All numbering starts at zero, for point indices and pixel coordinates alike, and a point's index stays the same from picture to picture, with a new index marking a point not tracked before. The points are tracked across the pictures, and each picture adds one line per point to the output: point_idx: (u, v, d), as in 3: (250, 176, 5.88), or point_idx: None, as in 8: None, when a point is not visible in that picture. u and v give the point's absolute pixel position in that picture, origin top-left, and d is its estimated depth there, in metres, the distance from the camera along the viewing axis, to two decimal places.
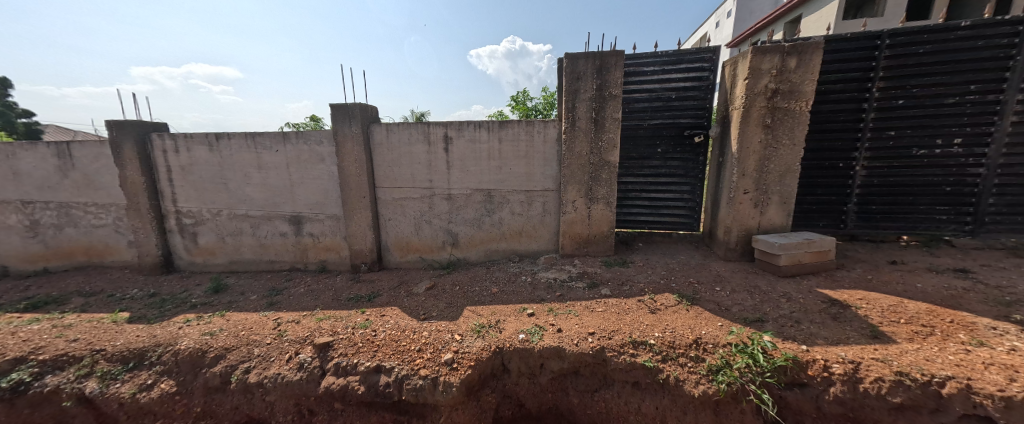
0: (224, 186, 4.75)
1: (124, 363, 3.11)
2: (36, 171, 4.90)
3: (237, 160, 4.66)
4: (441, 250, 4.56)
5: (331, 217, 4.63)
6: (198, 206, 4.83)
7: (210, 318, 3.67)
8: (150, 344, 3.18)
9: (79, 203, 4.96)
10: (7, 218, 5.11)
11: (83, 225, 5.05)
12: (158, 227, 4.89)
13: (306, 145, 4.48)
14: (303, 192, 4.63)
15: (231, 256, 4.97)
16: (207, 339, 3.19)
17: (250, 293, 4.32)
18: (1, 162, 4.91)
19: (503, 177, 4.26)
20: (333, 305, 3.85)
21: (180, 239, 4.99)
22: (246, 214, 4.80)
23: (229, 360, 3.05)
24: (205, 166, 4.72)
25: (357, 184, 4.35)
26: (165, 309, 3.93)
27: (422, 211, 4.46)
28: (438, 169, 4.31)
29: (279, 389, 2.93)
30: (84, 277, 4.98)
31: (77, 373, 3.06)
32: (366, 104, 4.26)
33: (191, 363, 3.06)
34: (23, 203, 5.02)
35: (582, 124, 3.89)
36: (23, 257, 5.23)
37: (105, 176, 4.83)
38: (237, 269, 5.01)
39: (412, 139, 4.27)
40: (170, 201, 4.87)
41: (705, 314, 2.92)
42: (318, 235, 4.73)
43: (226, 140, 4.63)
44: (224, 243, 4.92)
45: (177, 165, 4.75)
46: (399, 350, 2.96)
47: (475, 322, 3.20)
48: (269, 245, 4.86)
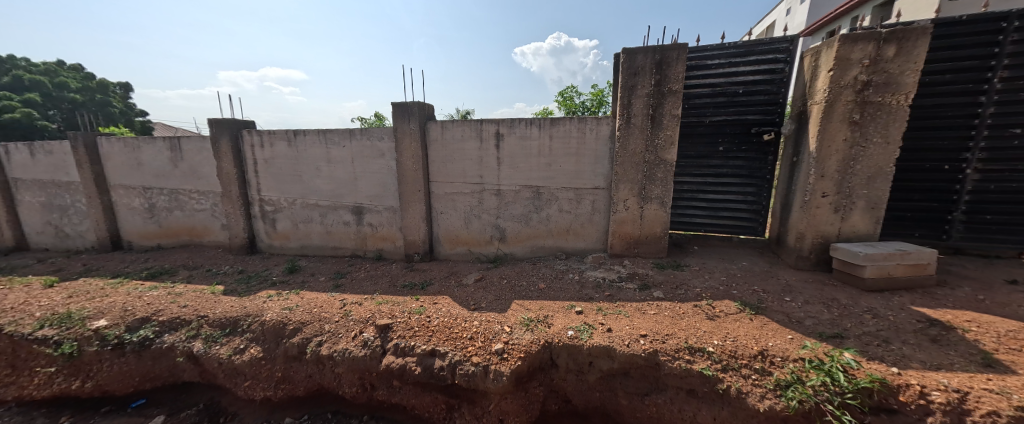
0: (299, 178, 5.28)
1: (222, 328, 3.59)
2: (154, 162, 5.81)
3: (310, 155, 5.16)
4: (488, 244, 4.70)
5: (389, 208, 4.97)
6: (277, 195, 5.42)
7: (288, 295, 4.13)
8: (242, 314, 3.66)
9: (186, 190, 5.80)
10: (133, 201, 6.11)
11: (189, 209, 5.89)
12: (245, 212, 5.56)
13: (369, 141, 4.84)
14: (365, 185, 5.00)
15: (302, 241, 5.52)
16: (287, 314, 3.60)
17: (319, 275, 4.78)
18: (129, 154, 5.88)
19: (553, 174, 4.27)
20: (390, 290, 4.15)
21: (262, 224, 5.64)
22: (316, 204, 5.30)
23: (305, 333, 3.41)
24: (284, 160, 5.28)
25: (413, 178, 4.61)
26: (252, 285, 4.49)
27: (471, 206, 4.62)
28: (489, 166, 4.43)
29: (346, 362, 3.22)
30: (187, 254, 5.83)
31: (186, 334, 3.58)
32: (423, 102, 4.49)
33: (274, 333, 3.47)
34: (145, 189, 5.98)
35: (638, 120, 3.77)
36: (143, 234, 6.23)
37: (206, 168, 5.60)
38: (307, 253, 5.56)
39: (465, 135, 4.43)
40: (255, 190, 5.51)
41: (771, 325, 2.73)
42: (376, 225, 5.10)
43: (302, 136, 5.15)
44: (297, 229, 5.48)
45: (261, 158, 5.37)
46: (452, 337, 3.12)
47: (523, 316, 3.28)
48: (334, 232, 5.33)
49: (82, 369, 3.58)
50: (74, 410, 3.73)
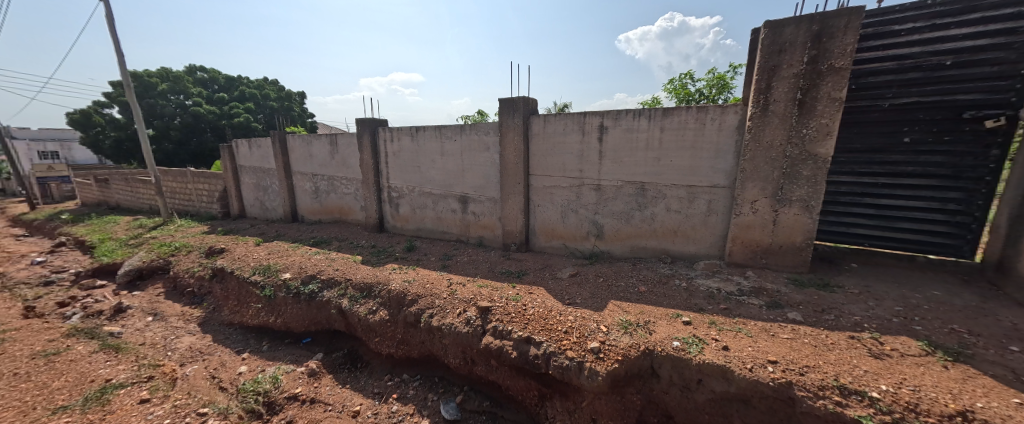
0: (418, 169, 6.00)
1: (361, 291, 4.36)
2: (319, 154, 7.33)
3: (428, 148, 5.80)
4: (584, 240, 4.58)
5: (490, 199, 5.27)
6: (401, 184, 6.27)
7: (407, 269, 4.78)
8: (375, 281, 4.38)
9: (339, 176, 7.17)
10: (305, 184, 7.85)
11: (340, 192, 7.27)
12: (377, 197, 6.60)
13: (476, 135, 5.20)
14: (471, 176, 5.40)
15: (418, 224, 6.28)
16: (407, 286, 4.17)
17: (431, 255, 5.38)
18: (304, 147, 7.55)
19: (661, 169, 3.91)
20: (490, 275, 4.43)
21: (388, 207, 6.60)
22: (430, 192, 5.94)
23: (420, 304, 3.90)
24: (407, 153, 6.07)
25: (515, 171, 4.79)
26: (381, 258, 5.33)
27: (569, 200, 4.56)
28: (590, 159, 4.29)
29: (452, 336, 3.57)
30: (337, 228, 7.23)
31: (337, 292, 4.46)
32: (528, 97, 4.59)
33: (397, 302, 4.06)
34: (313, 175, 7.61)
35: (779, 107, 3.15)
36: (310, 211, 7.96)
37: (352, 159, 6.83)
38: (421, 235, 6.30)
39: (567, 129, 4.37)
40: (385, 179, 6.48)
41: (981, 380, 2.02)
42: (479, 214, 5.46)
43: (422, 131, 5.82)
44: (415, 213, 6.25)
45: (390, 151, 6.27)
46: (546, 328, 3.16)
47: (621, 318, 3.12)
48: (444, 218, 5.91)
49: (276, 308, 4.74)
50: (272, 339, 4.73)
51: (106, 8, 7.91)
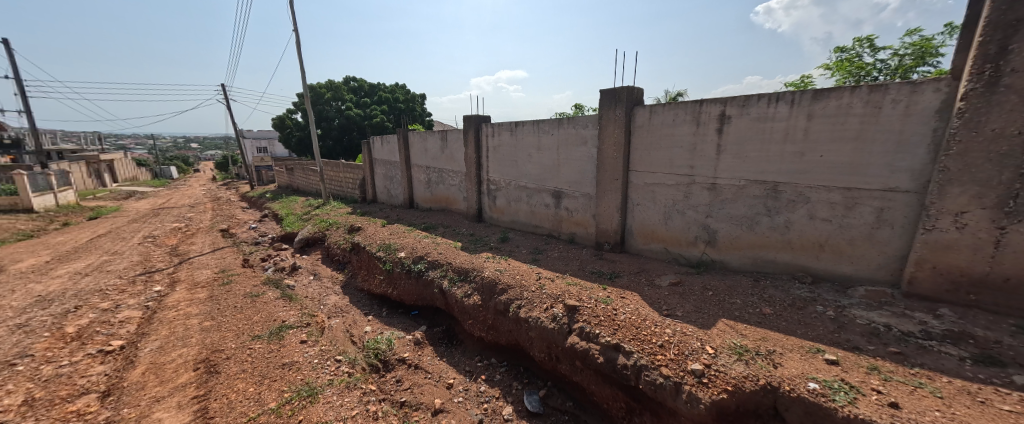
0: (515, 163, 6.14)
1: (459, 275, 4.69)
2: (432, 148, 8.14)
3: (525, 143, 5.88)
4: (691, 246, 4.02)
5: (585, 195, 5.05)
6: (499, 177, 6.50)
7: (499, 259, 4.95)
8: (472, 267, 4.66)
9: (447, 169, 7.84)
10: (419, 175, 8.82)
11: (447, 183, 7.94)
12: (478, 189, 6.99)
13: (574, 129, 5.03)
14: (567, 171, 5.25)
15: (512, 216, 6.44)
16: (498, 276, 4.32)
17: (522, 247, 5.45)
18: (420, 143, 8.48)
19: (803, 167, 3.16)
20: (580, 274, 4.25)
21: (487, 199, 6.93)
22: (525, 186, 6.01)
23: (509, 294, 3.99)
24: (506, 147, 6.27)
25: (613, 167, 4.48)
26: (478, 246, 5.63)
27: (675, 200, 4.06)
28: (706, 154, 3.72)
29: (538, 329, 3.54)
30: (443, 216, 7.93)
31: (440, 273, 4.89)
32: (633, 86, 4.21)
33: (490, 289, 4.23)
34: (426, 168, 8.51)
35: (1023, 79, 2.15)
36: (422, 199, 8.93)
37: (458, 153, 7.38)
38: (514, 228, 6.44)
39: (678, 119, 3.88)
40: (484, 172, 6.82)
41: None
42: (572, 210, 5.30)
43: (521, 126, 5.91)
44: (510, 206, 6.43)
45: (490, 146, 6.56)
46: (639, 338, 2.87)
47: (733, 341, 2.64)
48: (537, 212, 5.92)
49: (392, 281, 5.41)
50: (390, 307, 5.41)
51: (297, 35, 10.21)
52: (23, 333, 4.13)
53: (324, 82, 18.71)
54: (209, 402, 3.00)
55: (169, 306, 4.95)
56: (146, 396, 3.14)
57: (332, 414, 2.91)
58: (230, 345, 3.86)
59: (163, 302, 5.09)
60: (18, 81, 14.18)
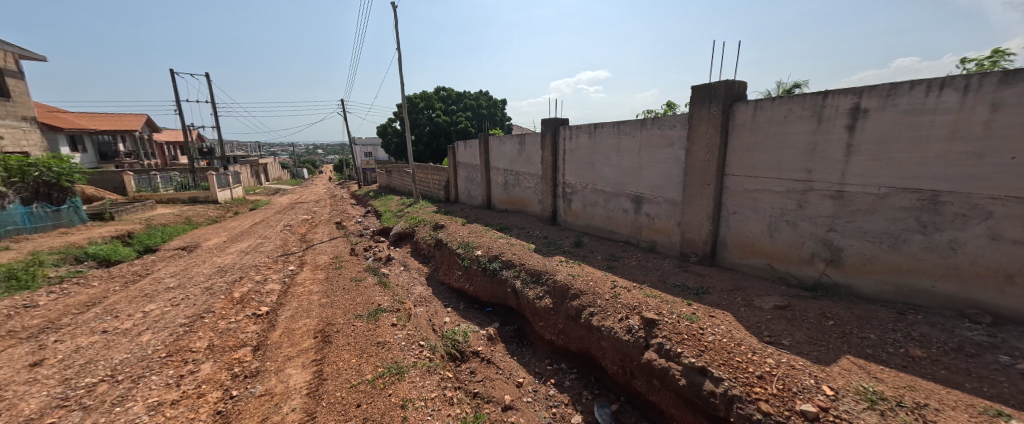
0: (592, 166, 5.97)
1: (532, 277, 4.75)
2: (510, 152, 8.41)
3: (604, 145, 5.69)
4: (804, 264, 3.43)
5: (669, 201, 4.66)
6: (575, 180, 6.40)
7: (573, 264, 4.87)
8: (545, 270, 4.67)
9: (524, 172, 7.99)
10: (497, 178, 9.15)
11: (523, 186, 8.08)
12: (553, 192, 6.98)
13: (659, 130, 4.69)
14: (649, 174, 4.92)
15: (587, 221, 6.27)
16: (571, 280, 4.26)
17: (597, 253, 5.27)
18: (499, 147, 8.82)
19: (982, 172, 2.44)
20: (661, 286, 3.94)
21: (562, 202, 6.88)
22: (603, 190, 5.81)
23: (582, 300, 3.89)
24: (583, 150, 6.14)
25: (704, 170, 4.05)
26: (551, 249, 5.62)
27: (784, 209, 3.49)
28: (829, 155, 3.13)
29: (611, 340, 3.38)
30: (518, 217, 8.09)
31: (513, 273, 5.02)
32: (732, 80, 3.75)
33: (561, 293, 4.20)
34: (503, 170, 8.80)
35: None
36: (499, 200, 9.24)
37: (535, 156, 7.48)
38: (589, 232, 6.26)
39: (791, 116, 3.34)
40: (560, 175, 6.78)
41: None
42: (654, 216, 4.94)
43: (600, 128, 5.74)
44: (585, 210, 6.27)
45: (567, 149, 6.51)
46: (731, 365, 2.53)
47: (863, 384, 2.16)
48: (614, 217, 5.67)
49: (470, 276, 5.71)
50: (466, 302, 5.68)
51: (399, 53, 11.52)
52: (207, 294, 5.40)
53: (418, 93, 20.61)
54: (324, 367, 3.52)
55: (299, 283, 5.99)
56: (282, 354, 3.82)
57: (415, 393, 3.16)
58: (340, 321, 4.50)
59: (295, 279, 6.18)
60: (213, 103, 18.75)
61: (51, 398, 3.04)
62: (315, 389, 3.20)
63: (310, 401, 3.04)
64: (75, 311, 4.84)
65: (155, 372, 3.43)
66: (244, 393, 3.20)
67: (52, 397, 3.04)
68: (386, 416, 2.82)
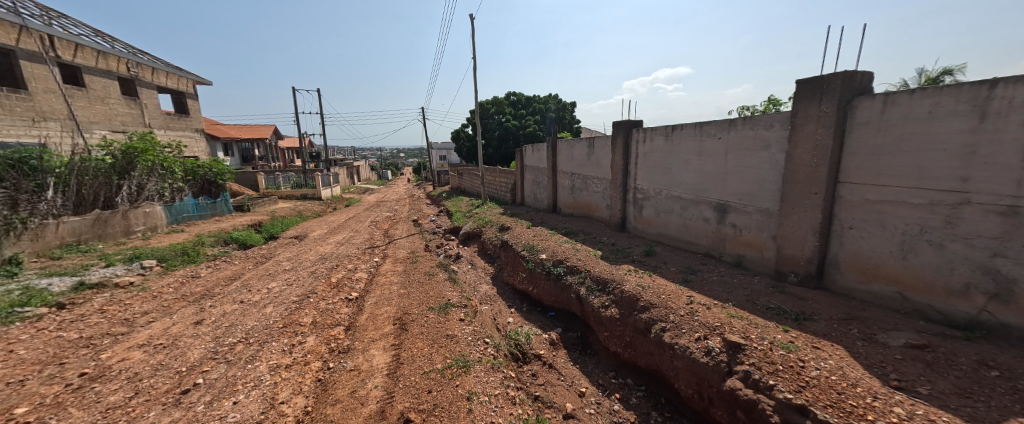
0: (668, 171, 5.58)
1: (597, 285, 4.62)
2: (578, 155, 8.29)
3: (683, 148, 5.28)
4: (953, 296, 2.75)
5: (762, 211, 4.14)
6: (648, 185, 6.05)
7: (643, 274, 4.60)
8: (611, 279, 4.51)
9: (592, 176, 7.80)
10: (564, 181, 9.07)
11: (591, 190, 7.89)
12: (623, 197, 6.68)
13: (753, 131, 4.20)
14: (737, 180, 4.44)
15: (660, 229, 5.87)
16: (641, 291, 4.03)
17: (671, 264, 4.90)
18: (568, 151, 8.74)
19: None
20: (748, 306, 3.51)
21: (632, 208, 6.55)
22: (680, 196, 5.39)
23: (652, 314, 3.66)
24: (658, 153, 5.78)
25: (810, 177, 3.51)
26: (619, 257, 5.39)
27: (924, 226, 2.85)
28: (997, 160, 2.48)
29: (686, 360, 3.11)
30: (585, 222, 7.90)
31: (578, 279, 4.93)
32: (853, 71, 3.20)
33: (629, 304, 4.00)
34: (571, 174, 8.70)
35: None
36: (565, 204, 9.14)
37: (604, 160, 7.25)
38: (662, 241, 5.85)
39: (938, 111, 2.73)
40: (631, 180, 6.47)
41: None
42: (742, 227, 4.42)
43: (679, 130, 5.35)
44: (658, 217, 5.88)
45: (641, 152, 6.18)
46: (843, 408, 2.14)
47: None
48: (692, 227, 5.21)
49: (533, 279, 5.75)
50: (529, 304, 5.70)
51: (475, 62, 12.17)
52: (312, 277, 6.30)
53: (490, 98, 21.34)
54: (402, 351, 3.86)
55: (383, 273, 6.65)
56: (367, 336, 4.28)
57: (480, 387, 3.28)
58: (415, 311, 4.89)
59: (379, 270, 6.88)
60: None
61: (206, 351, 3.83)
62: (393, 371, 3.52)
63: (389, 381, 3.35)
64: (222, 283, 6.03)
65: (274, 339, 4.11)
66: (338, 366, 3.66)
67: (206, 350, 3.83)
68: (454, 406, 2.97)
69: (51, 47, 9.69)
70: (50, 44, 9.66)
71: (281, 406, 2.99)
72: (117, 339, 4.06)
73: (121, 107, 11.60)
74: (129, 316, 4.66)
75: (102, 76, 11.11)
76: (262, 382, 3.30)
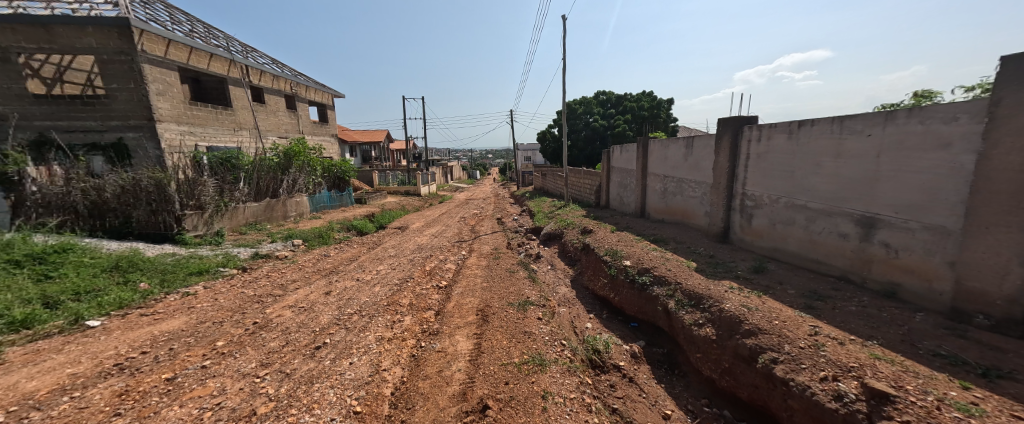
0: (791, 175, 4.77)
1: (689, 300, 4.21)
2: (674, 157, 7.64)
3: (813, 148, 4.46)
4: None
5: (931, 228, 3.26)
6: (762, 191, 5.26)
7: (750, 293, 4.02)
8: (708, 295, 4.07)
9: (688, 179, 7.12)
10: (656, 185, 8.45)
11: (686, 195, 7.20)
12: (727, 205, 5.94)
13: (921, 127, 3.33)
14: (893, 189, 3.57)
15: (775, 243, 5.06)
16: (745, 313, 3.54)
17: (787, 286, 4.18)
18: (662, 151, 8.11)
19: None
20: (901, 349, 2.80)
21: (738, 217, 5.77)
22: (806, 206, 4.56)
23: (759, 341, 3.20)
24: (778, 154, 4.98)
25: (1018, 187, 2.64)
26: (719, 271, 4.81)
27: None
28: None
29: (805, 402, 2.63)
30: (678, 230, 7.23)
31: (667, 291, 4.56)
32: None
33: (729, 325, 3.55)
34: (664, 177, 8.07)
35: None
36: (655, 209, 8.49)
37: (705, 161, 6.54)
38: (778, 257, 5.03)
39: None
40: (740, 185, 5.70)
41: None
42: (897, 247, 3.54)
43: (809, 126, 4.52)
44: (773, 229, 5.07)
45: (755, 153, 5.40)
46: None
47: None
48: (821, 243, 4.36)
49: (616, 286, 5.50)
50: (610, 311, 5.46)
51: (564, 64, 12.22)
52: (410, 264, 7.10)
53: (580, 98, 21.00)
54: (484, 341, 4.10)
55: (469, 266, 7.13)
56: (453, 322, 4.66)
57: (555, 388, 3.29)
58: (496, 305, 5.14)
59: (466, 263, 7.40)
60: None
61: (332, 317, 4.64)
62: (475, 358, 3.76)
63: (471, 367, 3.59)
64: (344, 262, 7.23)
65: (379, 315, 4.76)
66: (428, 346, 4.06)
67: (332, 317, 4.65)
68: (529, 401, 3.06)
69: (247, 74, 12.81)
70: (247, 73, 12.82)
71: (384, 372, 3.46)
72: (275, 299, 5.20)
73: (285, 118, 14.78)
74: (283, 281, 5.93)
75: (275, 95, 14.31)
76: (370, 350, 3.86)
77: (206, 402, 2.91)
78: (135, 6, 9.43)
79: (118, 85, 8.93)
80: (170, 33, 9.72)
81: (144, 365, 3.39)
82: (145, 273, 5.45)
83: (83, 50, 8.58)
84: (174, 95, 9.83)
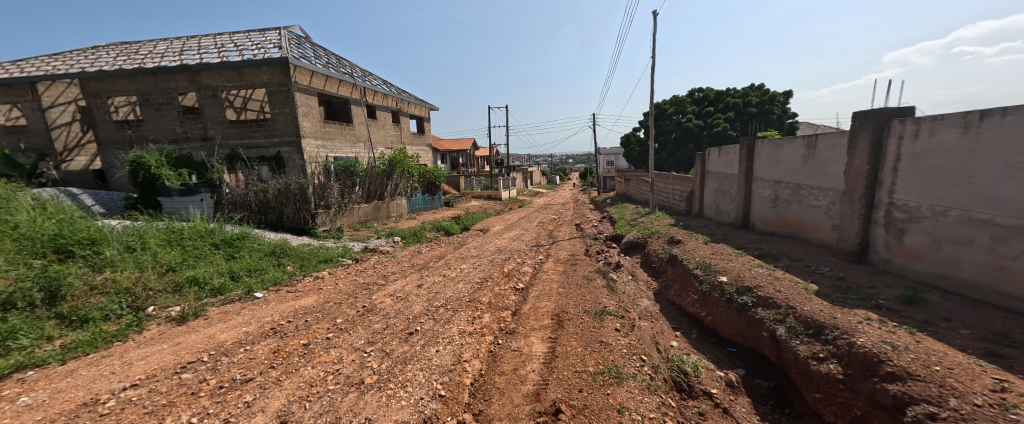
0: (967, 181, 3.69)
1: (807, 328, 3.58)
2: (789, 159, 6.57)
3: (1004, 145, 3.39)
4: None
5: None
6: (919, 201, 4.19)
7: (896, 328, 3.24)
8: (832, 324, 3.42)
9: (809, 186, 6.04)
10: (764, 191, 7.36)
11: (806, 204, 6.11)
12: (865, 217, 4.87)
13: None
14: None
15: (941, 267, 3.97)
16: (885, 351, 2.89)
17: (958, 324, 3.24)
18: (773, 153, 7.04)
19: None
20: None
21: (882, 233, 4.68)
22: (993, 221, 3.48)
23: (908, 389, 2.57)
24: (944, 153, 3.92)
25: None
26: (850, 297, 3.97)
27: None
28: None
29: None
30: (794, 245, 6.16)
31: (775, 315, 3.96)
32: None
33: (863, 365, 2.93)
34: (775, 183, 6.98)
35: None
36: (763, 219, 7.39)
37: (833, 164, 5.47)
38: (944, 285, 3.94)
39: None
40: (885, 193, 4.62)
41: None
42: None
43: (997, 117, 3.46)
44: (938, 249, 3.98)
45: (908, 153, 4.33)
46: None
47: None
48: (1018, 271, 3.29)
49: (709, 304, 4.97)
50: (700, 331, 4.93)
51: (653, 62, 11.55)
52: (491, 265, 7.51)
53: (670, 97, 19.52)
54: (559, 345, 4.13)
55: (546, 271, 7.21)
56: (529, 324, 4.78)
57: (633, 404, 3.15)
58: (572, 311, 5.10)
59: (543, 267, 7.48)
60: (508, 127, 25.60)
61: (422, 308, 5.19)
62: (549, 361, 3.81)
63: (545, 369, 3.66)
64: (433, 259, 8.00)
65: (462, 310, 5.15)
66: (505, 344, 4.25)
67: (422, 307, 5.20)
68: (603, 413, 2.98)
69: (364, 95, 15.12)
70: (365, 94, 15.13)
71: (465, 363, 3.74)
72: (378, 287, 6.03)
73: (391, 131, 16.98)
74: (385, 273, 6.84)
75: (384, 111, 16.58)
76: (453, 341, 4.21)
77: (330, 366, 3.56)
78: (292, 47, 12.00)
79: (280, 110, 11.42)
80: (314, 66, 12.06)
81: (288, 331, 4.30)
82: (290, 258, 6.86)
83: (259, 85, 11.22)
84: (314, 116, 12.15)
